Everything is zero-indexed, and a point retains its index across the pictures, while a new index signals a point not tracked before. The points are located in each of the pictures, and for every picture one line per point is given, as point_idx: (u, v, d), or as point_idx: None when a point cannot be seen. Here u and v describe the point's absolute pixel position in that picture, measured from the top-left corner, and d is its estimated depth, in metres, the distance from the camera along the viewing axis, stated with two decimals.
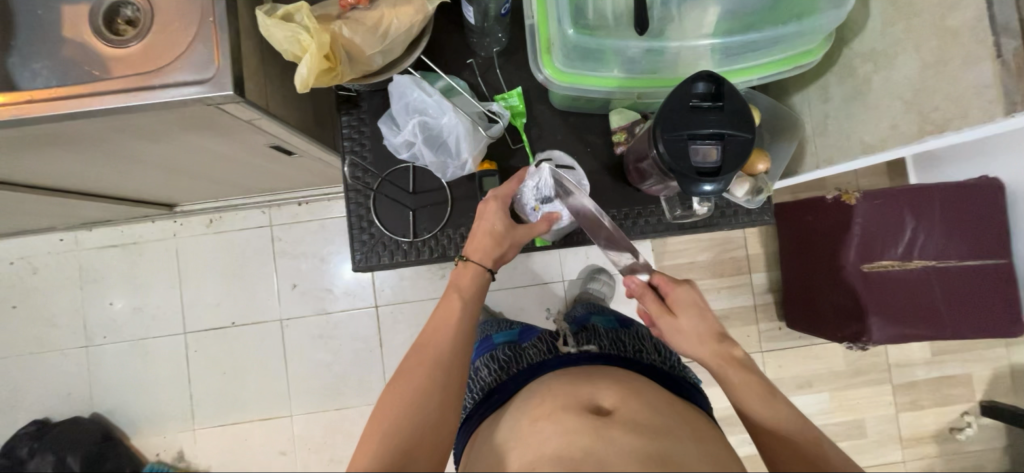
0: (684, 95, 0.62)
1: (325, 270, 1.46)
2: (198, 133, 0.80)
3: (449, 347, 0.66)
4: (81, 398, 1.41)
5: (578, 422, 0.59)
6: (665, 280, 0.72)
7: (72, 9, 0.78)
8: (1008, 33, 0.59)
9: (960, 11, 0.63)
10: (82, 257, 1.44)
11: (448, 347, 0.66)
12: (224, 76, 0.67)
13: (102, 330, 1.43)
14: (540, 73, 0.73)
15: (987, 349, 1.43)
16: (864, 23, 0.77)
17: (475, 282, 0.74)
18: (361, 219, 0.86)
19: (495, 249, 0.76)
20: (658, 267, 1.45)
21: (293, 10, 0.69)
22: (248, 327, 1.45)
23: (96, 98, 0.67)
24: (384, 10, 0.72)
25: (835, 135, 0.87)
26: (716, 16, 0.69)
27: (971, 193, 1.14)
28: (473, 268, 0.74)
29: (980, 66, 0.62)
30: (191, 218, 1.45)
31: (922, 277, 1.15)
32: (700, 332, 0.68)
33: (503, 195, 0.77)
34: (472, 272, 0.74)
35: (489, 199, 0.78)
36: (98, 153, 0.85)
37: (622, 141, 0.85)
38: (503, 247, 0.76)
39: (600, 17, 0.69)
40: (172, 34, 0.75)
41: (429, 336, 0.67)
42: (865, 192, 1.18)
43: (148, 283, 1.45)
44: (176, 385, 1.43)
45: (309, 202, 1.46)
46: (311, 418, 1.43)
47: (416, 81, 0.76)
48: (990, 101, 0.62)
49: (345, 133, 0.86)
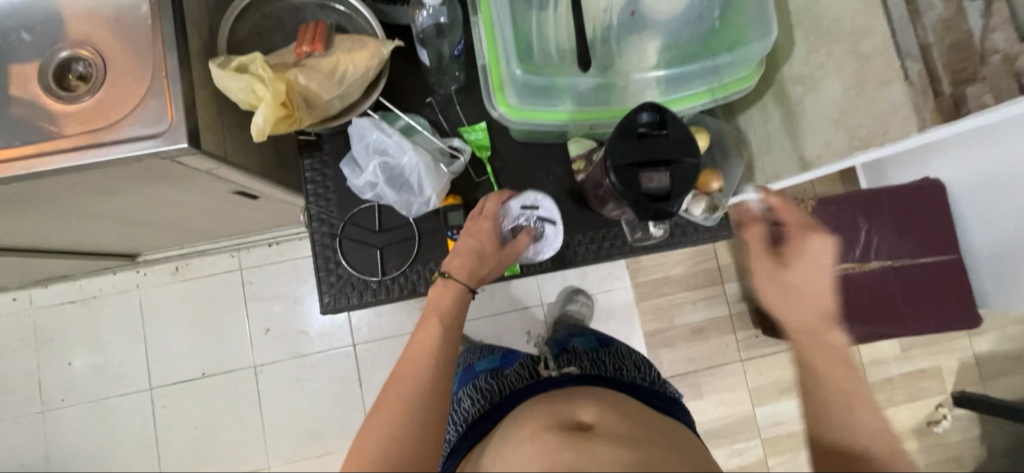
0: (630, 124, 0.66)
1: (299, 311, 1.43)
2: (157, 185, 0.79)
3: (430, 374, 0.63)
4: (38, 467, 1.31)
5: (559, 440, 0.58)
6: (805, 227, 0.66)
7: (18, 68, 0.78)
8: (911, 58, 0.68)
9: (871, 38, 0.72)
10: (36, 316, 1.36)
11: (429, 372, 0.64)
12: (178, 129, 0.67)
13: (61, 392, 1.35)
14: (495, 110, 0.76)
15: (951, 340, 1.49)
16: (790, 50, 0.84)
17: (454, 302, 0.73)
18: (328, 261, 0.85)
19: (480, 267, 0.76)
20: (634, 284, 1.48)
21: (247, 61, 0.70)
22: (220, 376, 1.39)
23: (45, 158, 0.65)
24: (340, 56, 0.74)
25: (778, 152, 0.93)
26: (656, 50, 0.74)
27: (914, 196, 1.22)
28: (455, 286, 0.74)
29: (892, 86, 0.71)
30: (156, 267, 1.41)
31: (881, 277, 1.21)
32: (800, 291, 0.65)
33: (489, 215, 0.79)
34: (452, 290, 0.73)
35: (478, 218, 0.79)
36: (51, 211, 0.82)
37: (582, 168, 0.87)
38: (483, 264, 0.76)
39: (546, 56, 0.73)
40: (126, 88, 0.75)
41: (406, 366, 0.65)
42: (820, 199, 1.25)
43: (111, 337, 1.38)
44: (144, 444, 1.35)
45: (279, 243, 1.43)
46: (291, 467, 1.37)
47: (375, 122, 0.79)
48: (904, 118, 0.71)
49: (308, 176, 0.86)
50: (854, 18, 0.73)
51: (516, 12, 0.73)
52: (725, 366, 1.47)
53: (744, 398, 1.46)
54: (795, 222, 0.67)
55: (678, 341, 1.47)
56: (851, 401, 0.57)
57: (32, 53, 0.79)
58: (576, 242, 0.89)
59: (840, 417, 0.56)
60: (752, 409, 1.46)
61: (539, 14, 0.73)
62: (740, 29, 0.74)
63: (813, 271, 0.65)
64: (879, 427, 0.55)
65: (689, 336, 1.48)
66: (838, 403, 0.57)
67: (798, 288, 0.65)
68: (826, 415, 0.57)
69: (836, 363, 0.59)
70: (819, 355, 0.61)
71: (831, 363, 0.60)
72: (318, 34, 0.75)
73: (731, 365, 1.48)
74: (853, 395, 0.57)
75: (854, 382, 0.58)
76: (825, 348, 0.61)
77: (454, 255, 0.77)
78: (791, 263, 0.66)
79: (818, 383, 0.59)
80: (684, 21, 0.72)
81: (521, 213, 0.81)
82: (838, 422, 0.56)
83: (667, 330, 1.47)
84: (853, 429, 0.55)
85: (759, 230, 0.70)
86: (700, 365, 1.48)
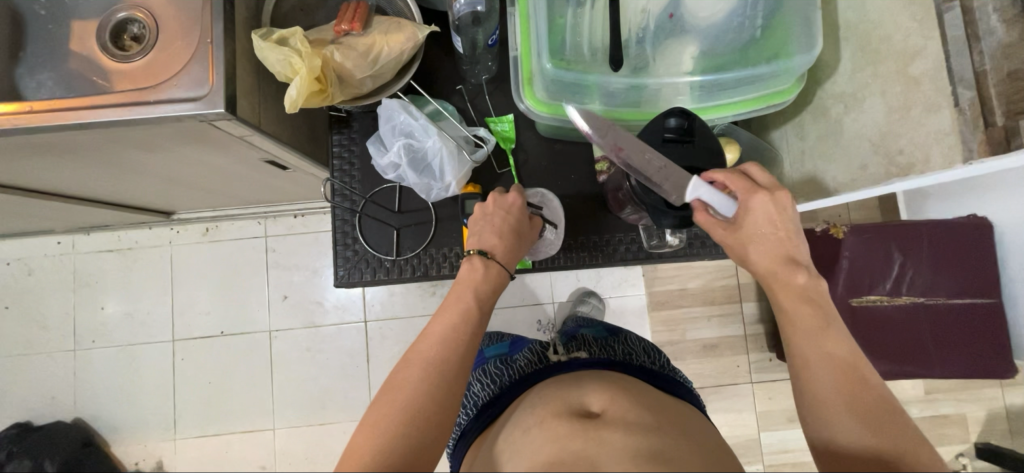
0: (656, 130, 0.65)
1: (316, 282, 1.47)
2: (194, 146, 0.83)
3: (446, 352, 0.60)
4: (65, 402, 1.40)
5: (568, 427, 0.57)
6: (745, 187, 0.61)
7: (81, 25, 0.83)
8: (964, 83, 0.63)
9: (921, 59, 0.68)
10: (77, 260, 1.45)
11: (447, 351, 0.60)
12: (216, 94, 0.69)
13: (91, 335, 1.43)
14: (521, 102, 0.77)
15: (982, 389, 1.41)
16: (835, 66, 0.82)
17: (493, 285, 0.69)
18: (346, 236, 0.88)
19: (518, 249, 0.75)
20: (649, 292, 1.46)
21: (288, 35, 0.72)
22: (236, 337, 1.45)
23: (91, 111, 0.69)
24: (376, 37, 0.75)
25: (811, 171, 0.91)
26: (692, 56, 0.72)
27: (957, 232, 1.15)
28: (496, 268, 0.70)
29: (940, 113, 0.67)
30: (188, 226, 1.48)
31: (910, 313, 1.17)
32: (763, 238, 0.61)
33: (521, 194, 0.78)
34: (495, 273, 0.69)
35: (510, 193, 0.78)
36: (97, 162, 0.87)
37: (604, 169, 0.86)
38: (513, 243, 0.74)
39: (577, 53, 0.72)
40: (175, 51, 0.79)
41: (424, 344, 0.61)
42: (854, 226, 1.20)
43: (141, 288, 1.46)
44: (162, 393, 1.42)
45: (304, 215, 1.48)
46: (294, 432, 1.42)
47: (404, 105, 0.79)
48: (948, 148, 0.66)
49: (336, 151, 0.88)
50: (905, 38, 0.70)
51: (553, 5, 0.72)
52: (733, 386, 1.44)
53: (749, 421, 1.43)
54: (734, 185, 0.62)
55: (687, 355, 1.45)
56: (824, 361, 0.56)
57: (94, 11, 0.84)
58: (590, 243, 0.88)
59: (819, 399, 0.55)
60: (757, 432, 1.42)
61: (575, 10, 0.72)
62: (782, 41, 0.72)
63: (767, 226, 0.61)
64: (845, 359, 0.55)
65: (699, 352, 1.45)
66: (817, 381, 0.55)
67: (755, 243, 0.61)
68: (817, 417, 0.55)
69: (802, 321, 0.58)
70: (790, 322, 0.59)
71: (797, 316, 0.59)
72: (357, 14, 0.77)
73: (741, 386, 1.44)
74: (818, 342, 0.57)
75: (820, 331, 0.57)
76: (790, 295, 0.60)
77: (491, 233, 0.73)
78: (742, 224, 0.62)
79: (808, 365, 0.57)
80: (724, 28, 0.70)
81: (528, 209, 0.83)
82: (831, 418, 0.53)
83: (677, 342, 1.44)
84: (836, 401, 0.54)
85: (707, 213, 0.63)
86: (708, 382, 1.45)
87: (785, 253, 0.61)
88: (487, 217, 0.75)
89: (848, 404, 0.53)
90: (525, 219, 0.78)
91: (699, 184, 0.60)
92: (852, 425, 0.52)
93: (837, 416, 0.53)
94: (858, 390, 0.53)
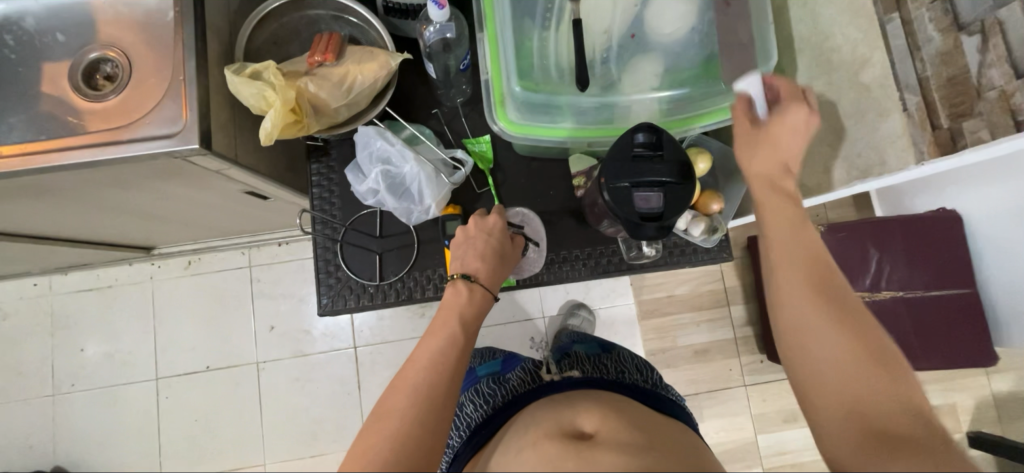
0: (627, 144, 0.67)
1: (303, 310, 1.45)
2: (170, 182, 0.82)
3: (434, 380, 0.59)
4: (44, 450, 1.35)
5: (561, 448, 0.57)
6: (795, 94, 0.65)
7: (52, 67, 0.83)
8: (910, 89, 0.69)
9: (870, 68, 0.73)
10: (54, 301, 1.42)
11: (435, 378, 0.60)
12: (190, 130, 0.69)
13: (71, 378, 1.39)
14: (495, 124, 0.76)
15: (968, 377, 1.43)
16: (794, 75, 0.85)
17: (477, 308, 0.70)
18: (328, 264, 0.87)
19: (501, 271, 0.76)
20: (637, 301, 1.47)
21: (261, 69, 0.73)
22: (223, 371, 1.42)
23: (63, 153, 0.68)
24: (349, 67, 0.77)
25: None
26: (657, 72, 0.75)
27: (929, 226, 1.18)
28: (481, 293, 0.71)
29: (891, 117, 0.72)
30: (169, 260, 1.46)
31: (892, 308, 1.18)
32: (778, 139, 0.64)
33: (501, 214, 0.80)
34: (479, 296, 0.71)
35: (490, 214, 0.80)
36: (73, 202, 0.87)
37: (582, 184, 0.88)
38: (496, 263, 0.75)
39: (546, 76, 0.75)
40: (149, 89, 0.80)
41: (412, 370, 0.60)
42: (829, 225, 1.24)
43: (123, 326, 1.43)
44: (146, 434, 1.38)
45: (288, 243, 1.47)
46: (286, 465, 1.38)
47: (381, 131, 0.80)
48: (901, 149, 0.72)
49: (315, 180, 0.89)
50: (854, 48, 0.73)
51: (520, 30, 0.74)
52: (727, 390, 1.45)
53: (745, 424, 1.43)
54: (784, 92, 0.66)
55: (679, 362, 1.45)
56: (794, 255, 0.57)
57: (66, 53, 0.84)
58: (573, 257, 0.89)
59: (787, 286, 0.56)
60: (753, 435, 1.43)
61: (542, 33, 0.74)
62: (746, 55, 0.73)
63: (791, 130, 0.64)
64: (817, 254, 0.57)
65: (691, 358, 1.45)
66: (789, 268, 0.56)
67: (769, 139, 0.64)
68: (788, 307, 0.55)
69: (781, 214, 0.61)
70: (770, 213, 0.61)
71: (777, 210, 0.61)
72: (330, 45, 0.78)
73: (734, 389, 1.45)
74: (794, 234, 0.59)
75: (793, 227, 0.60)
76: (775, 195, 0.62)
77: (474, 256, 0.75)
78: (767, 123, 0.65)
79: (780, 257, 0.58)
80: (685, 45, 0.74)
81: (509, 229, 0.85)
82: (799, 304, 0.54)
83: (668, 349, 1.45)
84: (806, 290, 0.54)
85: (739, 106, 0.68)
86: (702, 387, 1.45)
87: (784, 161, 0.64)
88: (470, 240, 0.77)
89: (818, 293, 0.54)
90: (507, 238, 0.79)
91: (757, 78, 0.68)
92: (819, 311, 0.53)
93: (806, 304, 0.54)
94: (826, 281, 0.55)
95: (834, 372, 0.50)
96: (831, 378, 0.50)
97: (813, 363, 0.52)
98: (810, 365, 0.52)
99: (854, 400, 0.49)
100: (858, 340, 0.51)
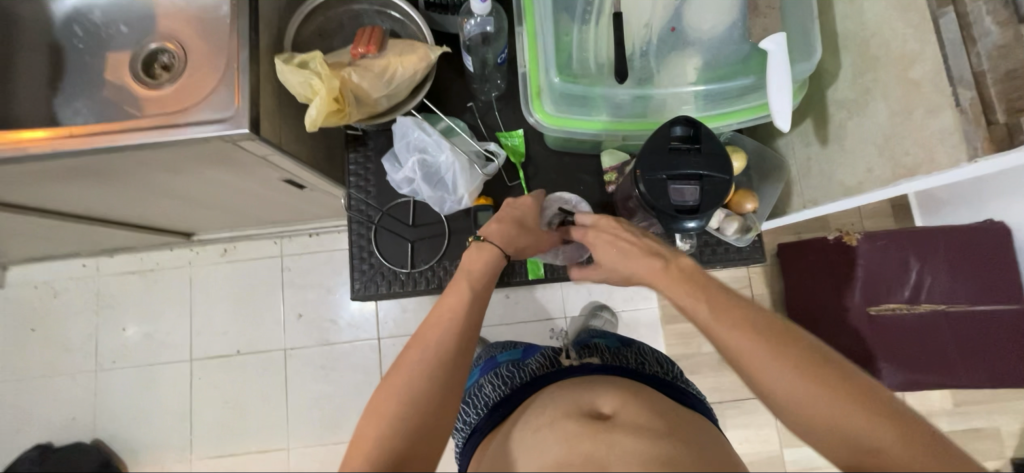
0: (663, 137, 0.66)
1: (331, 300, 1.49)
2: (216, 167, 0.86)
3: (451, 342, 0.59)
4: (85, 422, 1.42)
5: (578, 426, 0.57)
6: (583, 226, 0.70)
7: (114, 57, 0.89)
8: (963, 84, 0.62)
9: (920, 63, 0.68)
10: (101, 282, 1.50)
11: (451, 340, 0.59)
12: (242, 116, 0.73)
13: (112, 355, 1.46)
14: (530, 117, 0.78)
15: (1014, 400, 1.35)
16: (836, 74, 0.82)
17: (486, 265, 0.68)
18: (362, 250, 0.90)
19: (518, 238, 0.72)
20: (661, 305, 1.45)
21: (308, 59, 0.76)
22: (252, 355, 1.47)
23: (122, 135, 0.72)
24: (391, 58, 0.79)
25: (818, 178, 0.90)
26: (696, 66, 0.74)
27: (970, 236, 1.13)
28: (488, 251, 0.68)
29: (942, 113, 0.65)
30: (207, 247, 1.52)
31: (931, 321, 1.14)
32: (618, 257, 0.65)
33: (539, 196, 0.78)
34: (488, 254, 0.68)
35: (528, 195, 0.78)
36: (126, 185, 0.92)
37: (612, 180, 0.88)
38: (513, 231, 0.72)
39: (583, 67, 0.75)
40: (203, 78, 0.85)
41: (431, 333, 0.59)
42: (867, 234, 1.22)
43: (161, 309, 1.49)
44: (178, 412, 1.44)
45: (319, 234, 1.52)
46: (308, 451, 1.41)
47: (418, 122, 0.82)
48: (954, 147, 0.65)
49: (352, 169, 0.92)
50: (903, 43, 0.70)
51: (559, 24, 0.76)
52: (753, 400, 1.41)
53: (771, 436, 1.39)
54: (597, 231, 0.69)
55: (704, 369, 1.42)
56: (735, 326, 0.54)
57: (128, 44, 0.89)
58: None
59: (750, 366, 0.53)
60: (780, 449, 1.39)
61: (580, 27, 0.75)
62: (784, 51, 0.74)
63: (620, 255, 0.65)
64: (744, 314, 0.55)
65: (716, 365, 1.42)
66: (739, 349, 0.53)
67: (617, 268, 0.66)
68: (762, 382, 0.53)
69: (690, 301, 0.58)
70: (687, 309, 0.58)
71: (685, 299, 0.59)
72: (373, 38, 0.81)
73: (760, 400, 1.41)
74: (717, 312, 0.56)
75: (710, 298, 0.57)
76: (676, 285, 0.60)
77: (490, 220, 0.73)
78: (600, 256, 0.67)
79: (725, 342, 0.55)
80: (725, 39, 0.73)
81: (558, 215, 0.80)
82: (772, 380, 0.52)
83: (693, 356, 1.42)
84: (764, 353, 0.52)
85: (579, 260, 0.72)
86: (726, 396, 1.42)
87: (647, 250, 0.64)
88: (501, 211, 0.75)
89: (773, 350, 0.52)
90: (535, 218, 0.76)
91: (778, 36, 0.68)
92: (786, 372, 0.51)
93: (786, 387, 0.51)
94: (772, 332, 0.53)
95: (845, 427, 0.49)
96: (838, 445, 0.50)
97: (834, 432, 0.50)
98: (818, 423, 0.50)
99: (864, 453, 0.49)
100: (829, 375, 0.50)
